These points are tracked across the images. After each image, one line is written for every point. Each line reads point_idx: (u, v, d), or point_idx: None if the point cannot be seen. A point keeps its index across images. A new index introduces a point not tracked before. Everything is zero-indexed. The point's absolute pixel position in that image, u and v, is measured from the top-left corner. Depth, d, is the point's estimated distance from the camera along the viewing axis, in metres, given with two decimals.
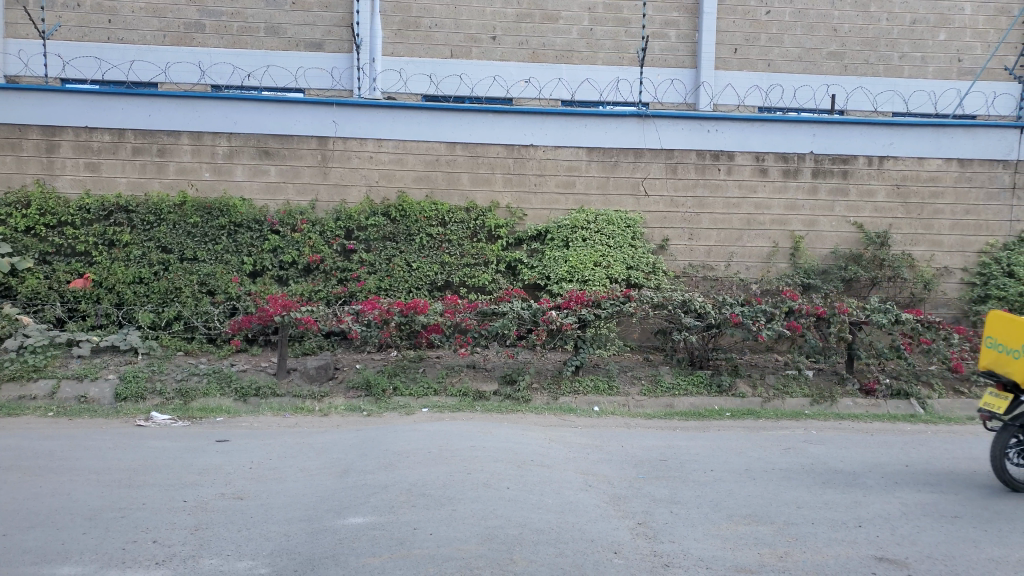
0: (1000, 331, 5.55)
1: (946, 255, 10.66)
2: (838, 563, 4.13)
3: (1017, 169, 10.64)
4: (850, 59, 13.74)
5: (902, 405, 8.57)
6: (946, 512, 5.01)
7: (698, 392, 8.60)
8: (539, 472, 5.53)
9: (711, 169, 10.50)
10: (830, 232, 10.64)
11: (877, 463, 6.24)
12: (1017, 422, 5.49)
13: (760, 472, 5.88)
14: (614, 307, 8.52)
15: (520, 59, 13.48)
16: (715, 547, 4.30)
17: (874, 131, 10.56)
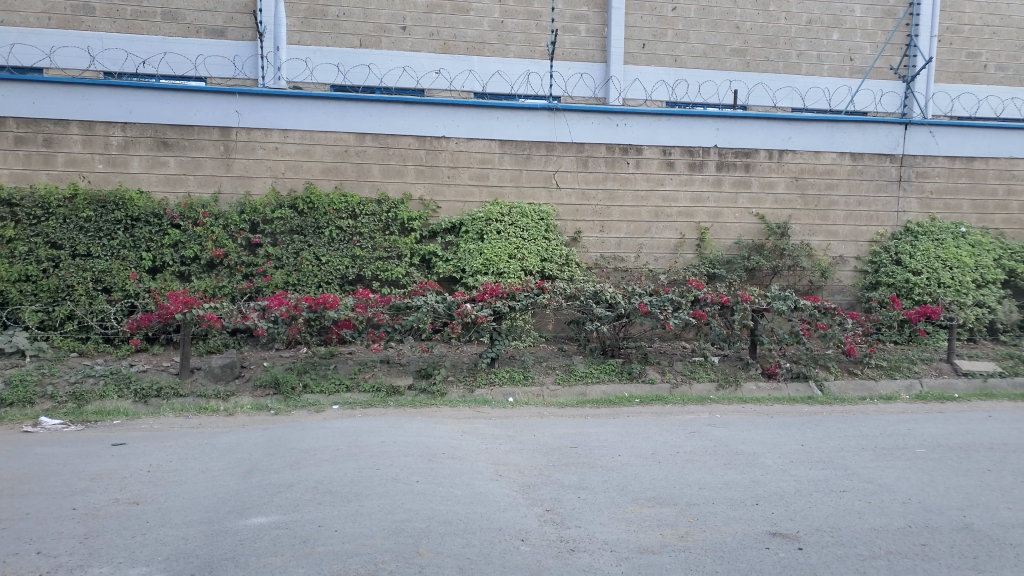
0: None
1: (841, 244, 11.30)
2: (735, 540, 4.32)
3: (902, 163, 11.37)
4: (751, 56, 14.27)
5: (802, 387, 8.97)
6: (835, 486, 5.31)
7: (610, 379, 8.79)
8: (450, 465, 5.54)
9: (620, 162, 10.71)
10: (733, 223, 11.06)
11: (774, 443, 6.55)
12: None
13: (665, 456, 6.07)
14: (528, 299, 8.65)
15: (431, 50, 13.38)
16: (620, 531, 4.42)
17: (773, 126, 11.01)
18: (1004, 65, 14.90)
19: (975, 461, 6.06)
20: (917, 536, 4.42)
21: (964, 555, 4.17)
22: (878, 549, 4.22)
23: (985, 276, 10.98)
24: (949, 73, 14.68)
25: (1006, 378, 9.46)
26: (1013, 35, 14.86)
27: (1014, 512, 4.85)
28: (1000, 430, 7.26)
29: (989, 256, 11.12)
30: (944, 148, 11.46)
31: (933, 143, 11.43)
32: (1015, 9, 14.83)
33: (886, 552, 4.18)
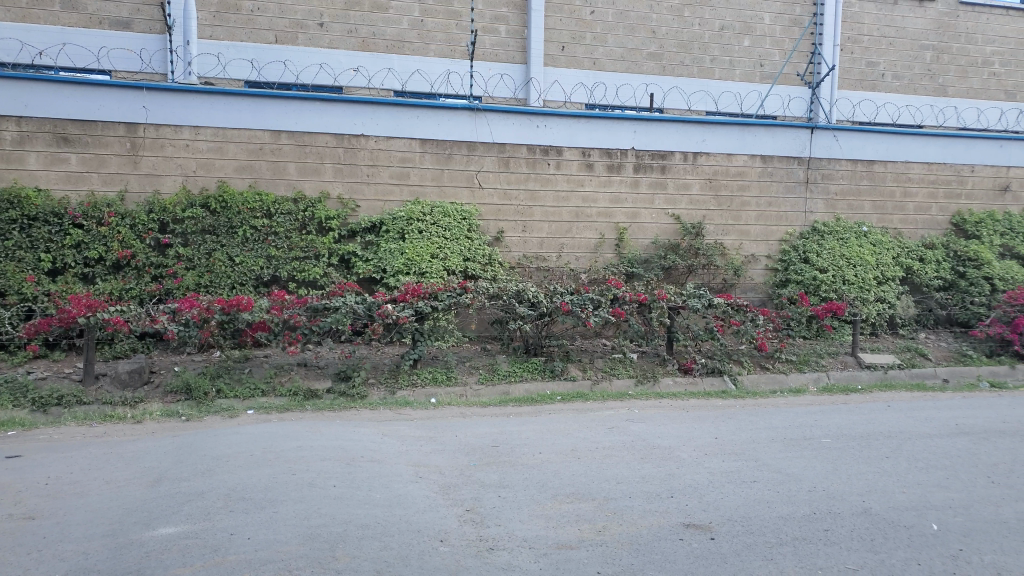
0: None
1: (752, 244, 11.75)
2: (650, 532, 4.43)
3: (809, 165, 11.88)
4: (667, 61, 14.64)
5: (716, 382, 9.26)
6: (746, 477, 5.51)
7: (533, 378, 8.87)
8: (369, 468, 5.48)
9: (541, 163, 10.81)
10: (650, 223, 11.32)
11: (689, 437, 6.74)
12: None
13: (585, 452, 6.17)
14: (450, 299, 8.62)
15: (350, 47, 13.17)
16: (539, 527, 4.46)
17: (688, 129, 11.32)
18: (900, 74, 15.74)
19: (874, 449, 6.39)
20: (821, 522, 4.63)
21: (862, 538, 4.39)
22: (785, 536, 4.41)
23: (885, 273, 11.60)
24: (850, 81, 15.42)
25: (904, 370, 10.04)
26: (909, 46, 15.71)
27: (909, 496, 5.15)
28: (898, 419, 7.69)
29: (888, 254, 11.76)
30: (847, 152, 12.04)
31: (836, 147, 11.99)
32: (909, 21, 15.69)
33: (792, 538, 4.37)
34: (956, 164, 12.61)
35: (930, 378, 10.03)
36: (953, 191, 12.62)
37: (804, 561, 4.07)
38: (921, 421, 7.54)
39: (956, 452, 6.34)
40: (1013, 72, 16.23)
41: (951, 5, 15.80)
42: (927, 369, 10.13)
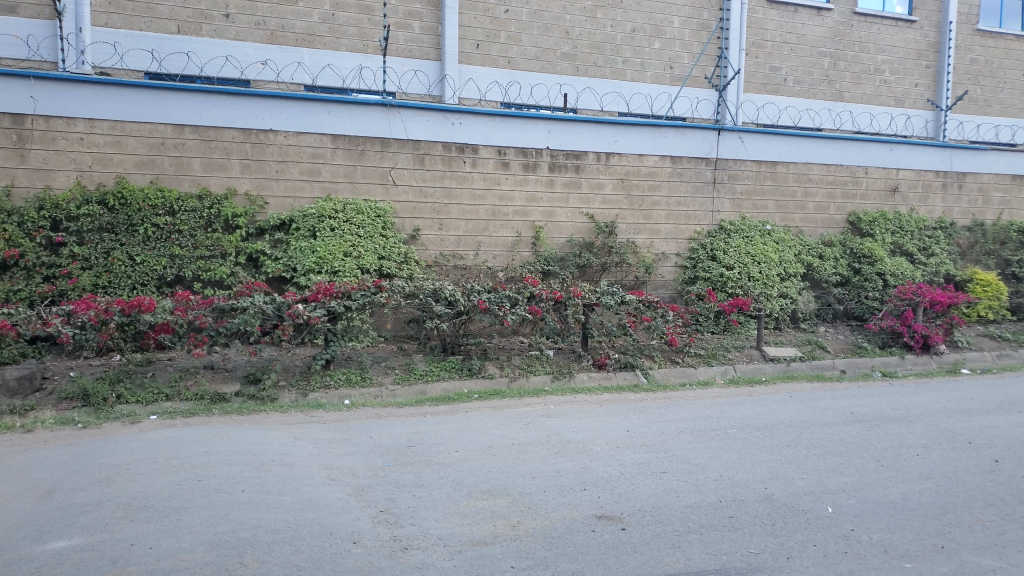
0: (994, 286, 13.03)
1: (663, 242, 12.08)
2: (563, 525, 4.50)
3: (716, 166, 12.30)
4: (580, 61, 14.85)
5: (629, 376, 9.49)
6: (656, 468, 5.67)
7: (450, 376, 8.85)
8: (279, 472, 5.35)
9: (456, 161, 10.77)
10: (565, 222, 11.47)
11: (603, 431, 6.88)
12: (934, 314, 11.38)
13: (501, 448, 6.20)
14: (364, 298, 8.49)
15: (257, 40, 12.78)
16: (454, 525, 4.47)
17: (601, 129, 11.51)
18: (800, 79, 16.48)
19: (777, 438, 6.68)
20: (725, 509, 4.81)
21: (764, 523, 4.59)
22: (691, 524, 4.56)
23: (787, 270, 12.13)
24: (755, 85, 16.04)
25: (804, 362, 10.55)
26: (808, 52, 16.46)
27: (807, 481, 5.42)
28: (798, 408, 8.08)
29: (790, 252, 12.31)
30: (751, 153, 12.53)
31: (742, 148, 12.46)
32: (808, 28, 16.43)
33: (699, 526, 4.53)
34: (851, 165, 13.30)
35: (829, 369, 10.57)
36: (848, 191, 13.31)
37: (710, 547, 4.22)
38: (819, 410, 7.94)
39: (851, 439, 6.71)
40: (902, 79, 17.24)
41: (846, 15, 16.70)
42: (825, 361, 10.68)
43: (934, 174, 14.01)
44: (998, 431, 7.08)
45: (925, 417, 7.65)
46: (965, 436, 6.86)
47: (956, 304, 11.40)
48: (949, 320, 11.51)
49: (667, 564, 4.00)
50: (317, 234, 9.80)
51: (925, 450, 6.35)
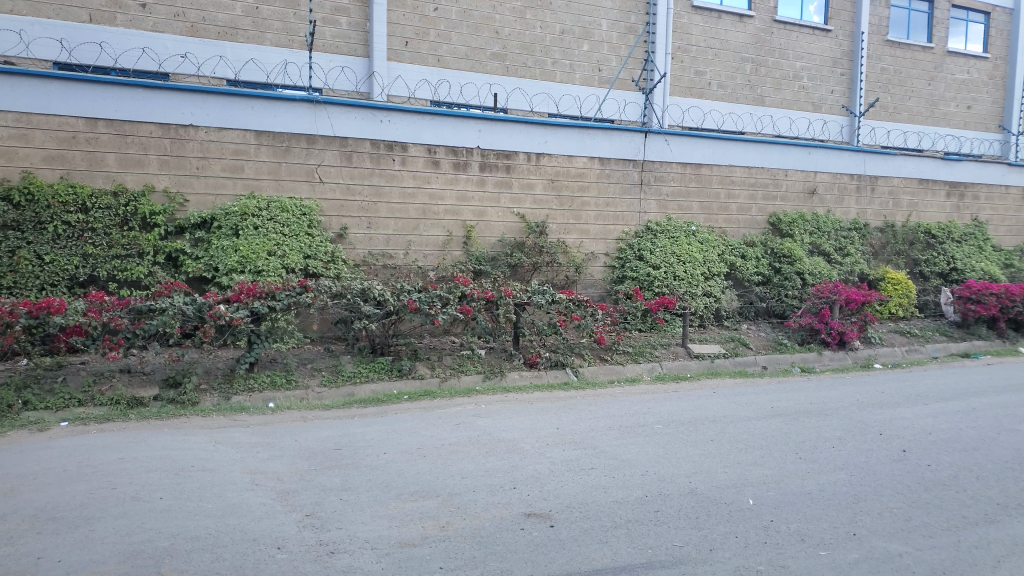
0: (904, 283, 13.83)
1: (593, 242, 12.25)
2: (492, 524, 4.51)
3: (643, 167, 12.54)
4: (510, 61, 14.88)
5: (560, 374, 9.58)
6: (584, 464, 5.75)
7: (379, 377, 8.75)
8: (200, 478, 5.18)
9: (385, 159, 10.65)
10: (496, 221, 11.48)
11: (534, 429, 6.92)
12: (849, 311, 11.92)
13: (431, 449, 6.17)
14: (289, 298, 8.31)
15: (177, 31, 12.35)
16: (382, 527, 4.42)
17: (531, 130, 11.58)
18: (724, 83, 16.93)
19: (700, 433, 6.85)
20: (651, 504, 4.91)
21: (688, 516, 4.71)
22: (619, 519, 4.63)
23: (712, 269, 12.49)
24: (680, 88, 16.42)
25: (728, 358, 10.86)
26: (731, 58, 16.94)
27: (729, 474, 5.59)
28: (721, 404, 8.31)
29: (714, 252, 12.66)
30: (677, 155, 12.82)
31: (667, 151, 12.74)
32: (731, 34, 16.91)
33: (625, 521, 4.61)
34: (772, 168, 13.75)
35: (751, 365, 10.91)
36: (769, 193, 13.77)
37: (636, 541, 4.30)
38: (742, 405, 8.20)
39: (771, 432, 6.95)
40: (819, 86, 17.94)
41: (766, 23, 17.27)
42: (748, 357, 11.01)
43: (849, 177, 14.62)
44: (906, 422, 7.45)
45: (840, 410, 7.99)
46: (877, 428, 7.19)
47: (868, 301, 11.93)
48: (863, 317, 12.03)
49: (595, 559, 4.05)
50: (239, 233, 9.53)
51: (840, 442, 6.62)
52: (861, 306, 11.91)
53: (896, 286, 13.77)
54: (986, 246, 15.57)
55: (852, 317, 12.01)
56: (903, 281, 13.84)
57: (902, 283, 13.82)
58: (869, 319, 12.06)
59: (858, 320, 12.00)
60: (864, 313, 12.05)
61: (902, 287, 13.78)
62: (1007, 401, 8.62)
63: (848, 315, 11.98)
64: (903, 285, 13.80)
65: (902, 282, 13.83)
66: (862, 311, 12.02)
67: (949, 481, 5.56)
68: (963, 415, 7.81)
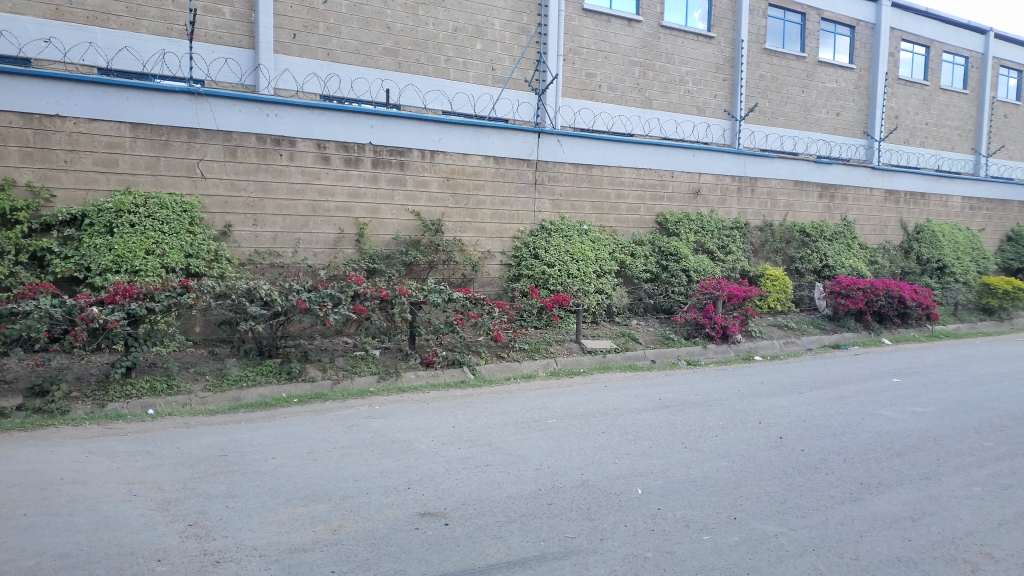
0: (781, 278, 14.61)
1: (488, 241, 12.32)
2: (386, 525, 4.46)
3: (537, 167, 12.71)
4: (403, 57, 14.72)
5: (456, 373, 9.56)
6: (480, 461, 5.78)
7: (267, 381, 8.47)
8: (70, 491, 4.87)
9: (272, 154, 10.32)
10: (390, 219, 11.33)
11: (429, 428, 6.90)
12: (732, 305, 12.56)
13: (322, 452, 6.04)
14: (169, 299, 7.92)
15: (40, 14, 11.53)
16: (271, 534, 4.29)
17: (424, 127, 11.50)
18: (614, 86, 17.36)
19: (592, 426, 7.03)
20: (544, 497, 5.00)
21: (580, 507, 4.82)
22: (513, 513, 4.69)
23: (603, 267, 12.82)
24: (572, 89, 16.72)
25: (619, 353, 11.19)
26: (620, 61, 17.40)
27: (619, 465, 5.76)
28: (612, 397, 8.56)
29: (605, 250, 13.01)
30: (569, 155, 13.06)
31: (560, 151, 12.94)
32: (620, 38, 17.36)
33: (520, 515, 4.67)
34: (659, 170, 14.23)
35: (641, 359, 11.28)
36: (657, 194, 14.25)
37: (529, 535, 4.37)
38: (631, 398, 8.47)
39: (659, 423, 7.22)
40: (702, 90, 18.72)
41: (653, 27, 17.85)
42: (637, 352, 11.38)
43: (730, 179, 15.33)
44: (783, 410, 7.91)
45: (723, 400, 8.39)
46: (756, 416, 7.60)
47: (748, 294, 12.62)
48: (744, 310, 12.69)
49: (489, 554, 4.09)
50: (114, 230, 8.99)
51: (722, 431, 6.95)
52: (741, 299, 12.57)
53: (774, 281, 14.53)
54: (854, 244, 16.73)
55: (734, 311, 12.64)
56: (780, 276, 14.63)
57: (779, 279, 14.60)
58: (749, 312, 12.73)
59: (739, 312, 12.65)
60: (744, 306, 12.72)
61: (779, 282, 14.57)
62: (871, 388, 9.30)
63: (731, 310, 12.60)
64: (780, 280, 14.58)
65: (779, 277, 14.61)
66: (742, 304, 12.69)
67: (820, 464, 5.94)
68: (832, 402, 8.36)
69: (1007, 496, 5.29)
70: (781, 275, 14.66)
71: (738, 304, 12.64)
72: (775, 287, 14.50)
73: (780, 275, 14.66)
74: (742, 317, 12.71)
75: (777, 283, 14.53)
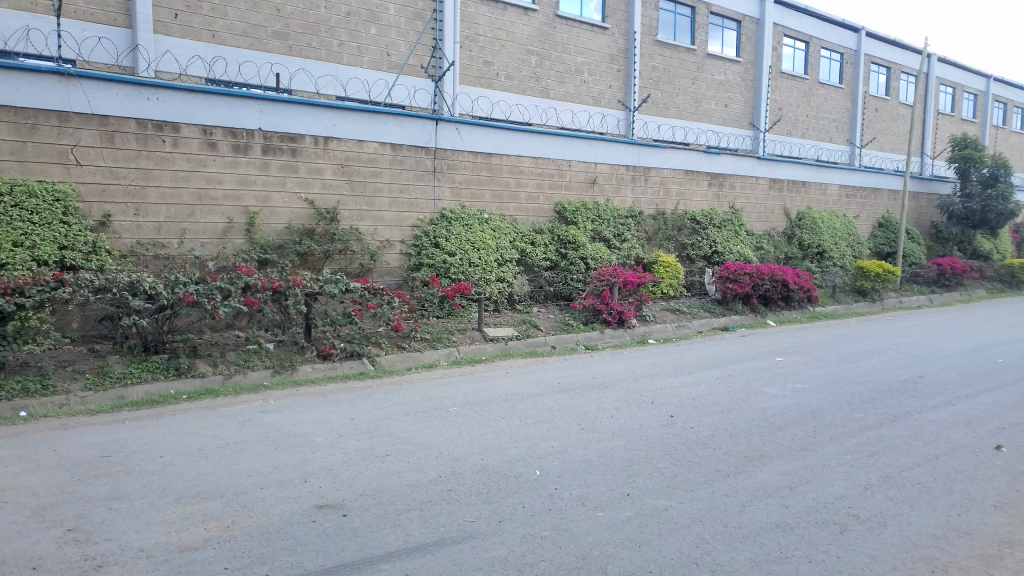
0: (673, 264, 15.16)
1: (387, 229, 12.14)
2: (281, 519, 4.37)
3: (435, 154, 12.64)
4: (294, 41, 14.27)
5: (355, 364, 9.43)
6: (380, 452, 5.74)
7: (154, 378, 8.10)
8: None
9: (154, 140, 9.81)
10: (282, 207, 11.00)
11: (327, 421, 6.79)
12: (627, 291, 12.92)
13: (214, 449, 5.84)
14: (41, 294, 7.51)
15: None
16: (159, 534, 4.13)
17: (317, 113, 11.21)
18: (511, 74, 17.44)
19: (492, 412, 7.10)
20: (444, 483, 5.03)
21: (479, 492, 4.88)
22: (412, 501, 4.69)
23: (504, 256, 12.95)
24: (469, 77, 16.69)
25: (520, 340, 11.33)
26: (517, 49, 17.49)
27: (518, 448, 5.86)
28: (513, 383, 8.69)
29: (506, 239, 13.15)
30: (467, 143, 13.05)
31: (458, 139, 12.92)
32: (517, 27, 17.44)
33: (419, 502, 4.68)
34: (556, 159, 14.43)
35: (541, 345, 11.46)
36: (555, 183, 14.46)
37: (429, 521, 4.39)
38: (532, 383, 8.64)
39: (558, 406, 7.39)
40: (597, 80, 19.09)
41: (549, 17, 18.04)
42: (538, 338, 11.56)
43: (625, 168, 15.73)
44: (675, 390, 8.25)
45: (619, 382, 8.68)
46: (650, 396, 7.90)
47: (641, 281, 13.01)
48: (638, 296, 13.07)
49: (387, 542, 4.09)
50: None
51: (617, 412, 7.18)
52: (635, 286, 12.94)
53: (667, 267, 15.06)
54: (741, 231, 17.50)
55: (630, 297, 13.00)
56: (672, 262, 15.17)
57: (671, 265, 15.14)
58: (643, 297, 13.12)
59: (634, 298, 13.01)
60: (638, 292, 13.09)
61: (671, 266, 15.12)
62: (756, 366, 9.83)
63: (627, 295, 12.96)
64: (672, 266, 15.13)
65: (672, 263, 15.15)
66: (636, 290, 13.07)
67: (708, 440, 6.23)
68: (720, 380, 8.79)
69: (873, 461, 5.73)
70: (672, 260, 15.21)
71: (633, 289, 13.01)
72: (667, 272, 15.03)
73: (671, 261, 15.20)
74: (637, 303, 13.09)
75: (670, 269, 15.06)
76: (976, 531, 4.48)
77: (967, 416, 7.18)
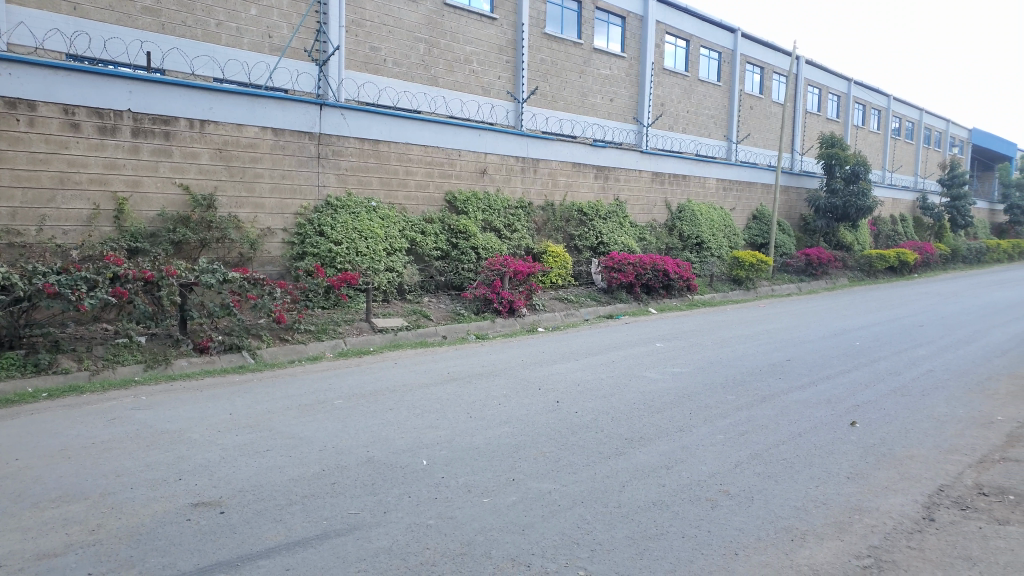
0: (563, 255, 15.41)
1: (268, 217, 11.73)
2: (153, 519, 4.17)
3: (319, 141, 12.30)
4: (166, 18, 13.51)
5: (235, 358, 9.03)
6: (260, 447, 5.56)
7: (9, 375, 7.51)
8: None
9: (6, 118, 9.07)
10: (155, 193, 10.40)
11: (204, 417, 6.51)
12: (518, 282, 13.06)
13: (79, 448, 5.50)
14: None
15: None
16: (13, 542, 3.85)
17: (192, 95, 10.68)
18: (399, 61, 17.19)
19: (380, 403, 7.03)
20: (328, 477, 4.93)
21: (364, 483, 4.82)
22: (294, 496, 4.58)
23: (393, 245, 12.78)
24: (356, 63, 16.32)
25: (410, 331, 11.24)
26: (405, 36, 17.25)
27: (405, 439, 5.83)
28: (402, 373, 8.63)
29: (394, 228, 12.98)
30: (353, 130, 12.76)
31: (344, 125, 12.60)
32: (405, 13, 17.20)
33: (302, 496, 4.57)
34: (445, 148, 14.37)
35: (432, 336, 11.42)
36: (445, 172, 14.39)
37: (312, 515, 4.30)
38: (421, 373, 8.63)
39: (446, 396, 7.39)
40: (486, 70, 19.13)
41: (437, 5, 17.89)
42: (428, 328, 11.50)
43: (514, 159, 15.86)
44: (561, 376, 8.45)
45: (507, 370, 8.79)
46: (538, 383, 8.04)
47: (530, 271, 13.18)
48: (529, 285, 13.25)
49: (268, 538, 3.98)
50: None
51: (505, 399, 7.26)
52: (526, 276, 13.11)
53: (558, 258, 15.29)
54: (626, 223, 18.01)
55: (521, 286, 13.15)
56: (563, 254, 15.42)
57: (562, 257, 15.39)
58: (534, 287, 13.30)
59: (525, 288, 13.17)
60: (529, 282, 13.27)
61: (561, 258, 15.37)
62: (638, 352, 10.19)
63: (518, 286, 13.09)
64: (563, 258, 15.39)
65: (562, 254, 15.41)
66: (526, 280, 13.24)
67: (591, 424, 6.41)
68: (605, 366, 9.06)
69: (743, 440, 6.06)
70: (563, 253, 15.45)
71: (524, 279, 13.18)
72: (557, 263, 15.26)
73: (562, 253, 15.44)
74: (527, 292, 13.28)
75: (559, 260, 15.31)
76: (832, 501, 4.84)
77: (828, 395, 7.72)
